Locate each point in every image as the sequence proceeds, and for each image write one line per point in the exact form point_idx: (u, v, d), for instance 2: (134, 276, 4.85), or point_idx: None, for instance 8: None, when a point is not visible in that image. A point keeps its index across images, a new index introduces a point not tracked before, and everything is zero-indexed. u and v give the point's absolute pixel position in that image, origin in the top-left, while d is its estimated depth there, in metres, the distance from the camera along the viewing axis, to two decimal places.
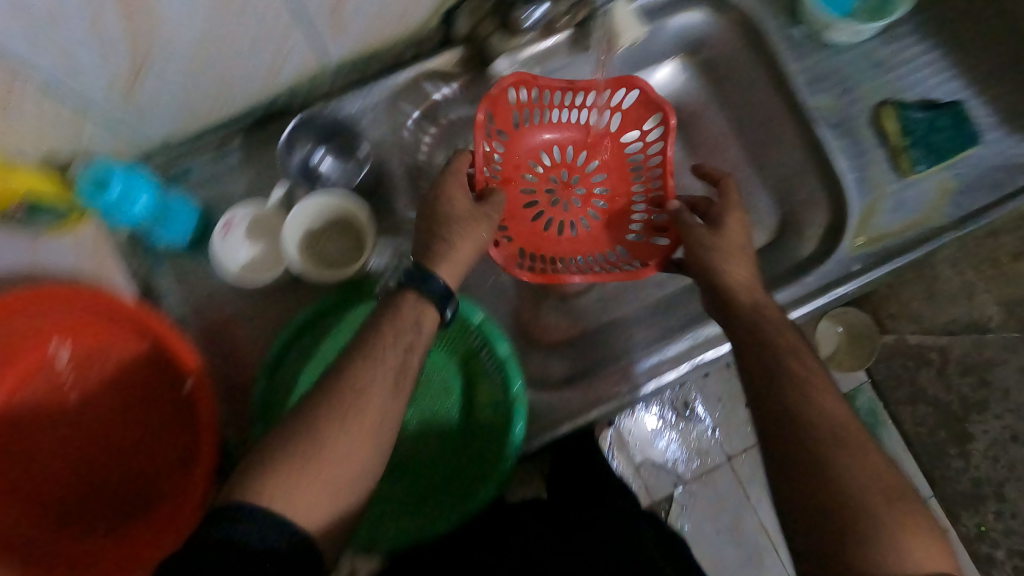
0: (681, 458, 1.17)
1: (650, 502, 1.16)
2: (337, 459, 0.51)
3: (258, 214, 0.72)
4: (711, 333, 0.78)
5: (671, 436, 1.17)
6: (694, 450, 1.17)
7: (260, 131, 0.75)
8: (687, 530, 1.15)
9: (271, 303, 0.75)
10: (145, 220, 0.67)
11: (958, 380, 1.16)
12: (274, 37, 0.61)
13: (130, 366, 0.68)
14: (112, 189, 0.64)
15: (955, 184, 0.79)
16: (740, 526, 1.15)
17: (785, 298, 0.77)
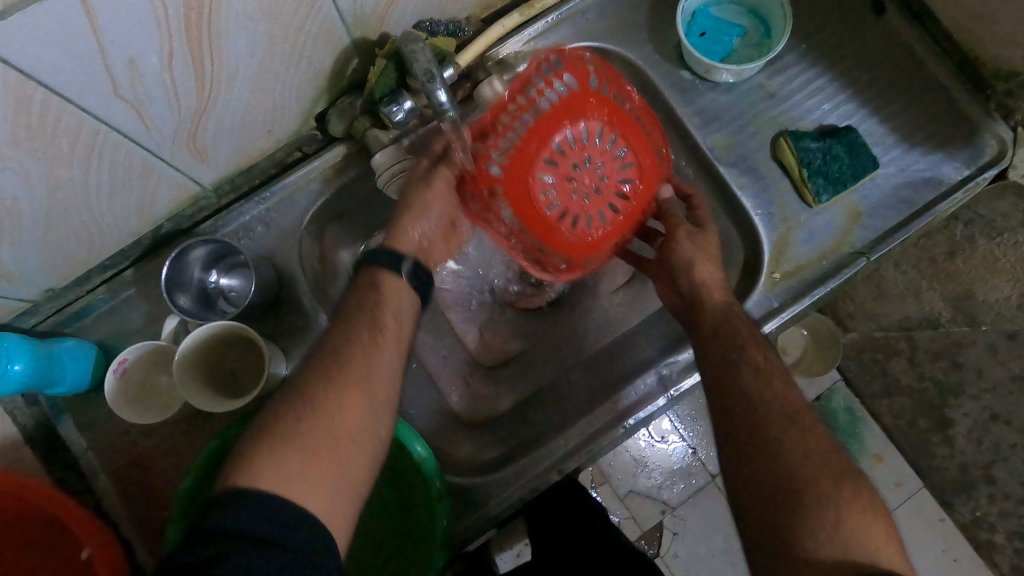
0: (664, 484, 1.14)
1: (641, 533, 1.14)
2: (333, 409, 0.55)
3: (152, 349, 0.69)
4: (638, 392, 0.73)
5: (651, 464, 1.16)
6: (676, 474, 1.15)
7: (148, 261, 0.73)
8: (680, 557, 1.12)
9: (180, 433, 0.71)
10: (28, 382, 0.63)
11: (929, 366, 1.11)
12: (132, 184, 0.63)
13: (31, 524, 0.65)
14: None
15: (864, 207, 0.78)
16: (731, 550, 1.12)
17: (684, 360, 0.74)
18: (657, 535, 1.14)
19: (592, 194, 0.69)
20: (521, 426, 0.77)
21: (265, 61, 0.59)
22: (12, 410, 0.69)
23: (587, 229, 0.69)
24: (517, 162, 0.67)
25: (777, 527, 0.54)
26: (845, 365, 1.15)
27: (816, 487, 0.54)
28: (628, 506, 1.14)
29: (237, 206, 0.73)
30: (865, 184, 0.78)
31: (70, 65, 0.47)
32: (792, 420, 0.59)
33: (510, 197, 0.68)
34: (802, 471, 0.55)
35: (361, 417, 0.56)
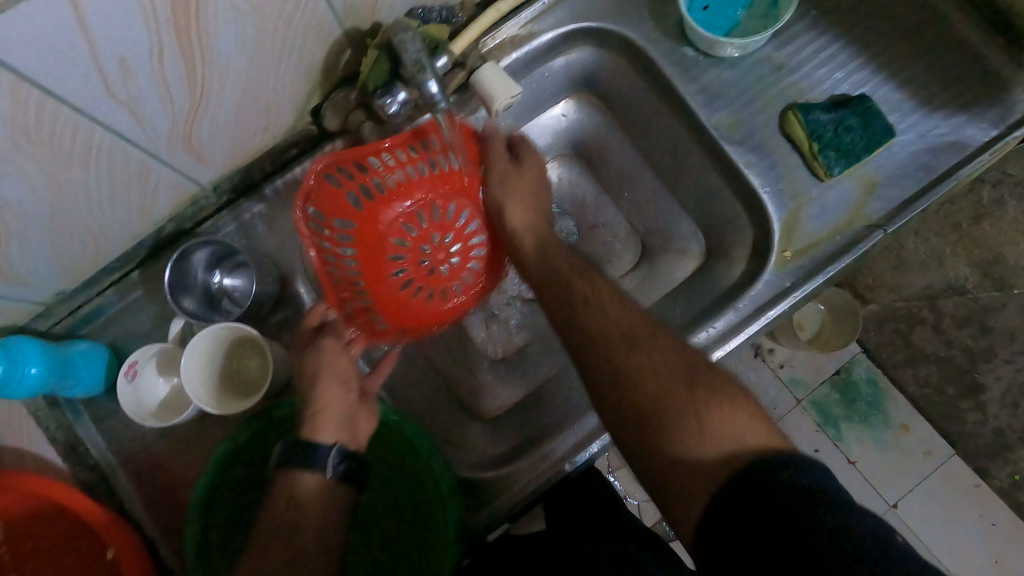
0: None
1: (660, 515, 1.13)
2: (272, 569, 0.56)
3: (161, 351, 0.70)
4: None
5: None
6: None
7: (154, 262, 0.74)
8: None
9: (194, 434, 0.73)
10: (45, 385, 0.65)
11: (957, 333, 1.08)
12: (132, 184, 0.63)
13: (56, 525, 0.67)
14: None
15: (880, 177, 0.74)
16: None
17: (706, 338, 0.72)
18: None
19: (454, 258, 0.76)
20: (530, 416, 0.77)
21: (256, 55, 0.59)
22: (34, 411, 0.71)
23: (461, 290, 0.76)
24: (366, 232, 0.74)
25: (647, 433, 0.54)
26: (866, 337, 1.13)
27: (665, 410, 0.54)
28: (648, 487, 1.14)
29: (237, 206, 0.74)
30: (880, 153, 0.74)
31: (60, 66, 0.47)
32: (632, 343, 0.59)
33: (369, 278, 0.74)
34: (650, 389, 0.55)
35: (333, 526, 0.60)
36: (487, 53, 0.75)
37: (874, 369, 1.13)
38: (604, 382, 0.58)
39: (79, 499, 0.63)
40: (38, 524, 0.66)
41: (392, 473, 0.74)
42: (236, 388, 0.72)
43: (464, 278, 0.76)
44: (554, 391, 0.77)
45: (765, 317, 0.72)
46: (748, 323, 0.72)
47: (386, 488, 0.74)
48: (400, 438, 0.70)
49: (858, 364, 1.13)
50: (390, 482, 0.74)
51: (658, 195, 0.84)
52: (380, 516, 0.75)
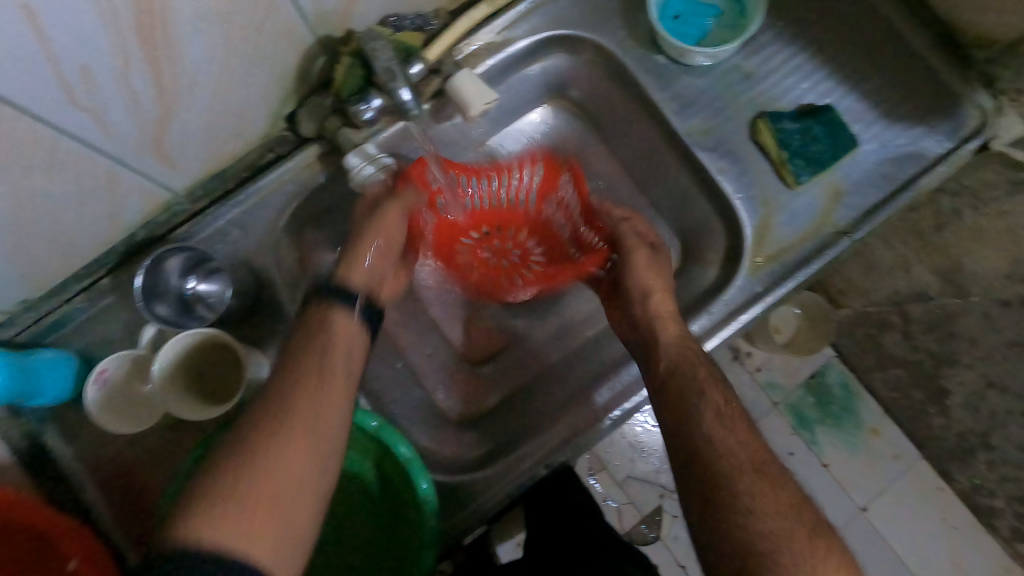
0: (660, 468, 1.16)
1: (639, 517, 1.15)
2: (274, 467, 0.52)
3: (132, 358, 0.69)
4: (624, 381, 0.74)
5: (648, 448, 1.17)
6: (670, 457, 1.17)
7: (126, 269, 0.73)
8: (681, 538, 1.14)
9: (167, 442, 0.72)
10: (8, 394, 0.63)
11: (923, 337, 1.11)
12: (99, 194, 0.62)
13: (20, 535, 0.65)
14: None
15: (846, 185, 0.77)
16: None
17: (698, 329, 0.74)
18: (656, 519, 1.15)
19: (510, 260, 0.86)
20: (508, 422, 0.77)
21: (227, 62, 0.58)
22: None
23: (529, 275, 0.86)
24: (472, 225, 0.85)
25: (708, 501, 0.57)
26: (840, 342, 1.26)
27: (732, 482, 0.56)
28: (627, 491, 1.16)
29: (210, 212, 0.73)
30: (845, 161, 0.77)
31: (23, 77, 0.46)
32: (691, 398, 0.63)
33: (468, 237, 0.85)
34: (727, 473, 0.57)
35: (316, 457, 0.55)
36: (463, 59, 0.75)
37: (846, 373, 1.27)
38: (675, 449, 0.61)
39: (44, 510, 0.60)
40: None
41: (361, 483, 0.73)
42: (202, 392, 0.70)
43: (524, 271, 0.86)
44: (533, 398, 0.78)
45: (737, 322, 0.73)
46: (721, 327, 0.73)
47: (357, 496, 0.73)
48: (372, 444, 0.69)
49: (832, 368, 1.27)
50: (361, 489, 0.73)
51: (634, 200, 0.86)
52: (354, 525, 0.73)
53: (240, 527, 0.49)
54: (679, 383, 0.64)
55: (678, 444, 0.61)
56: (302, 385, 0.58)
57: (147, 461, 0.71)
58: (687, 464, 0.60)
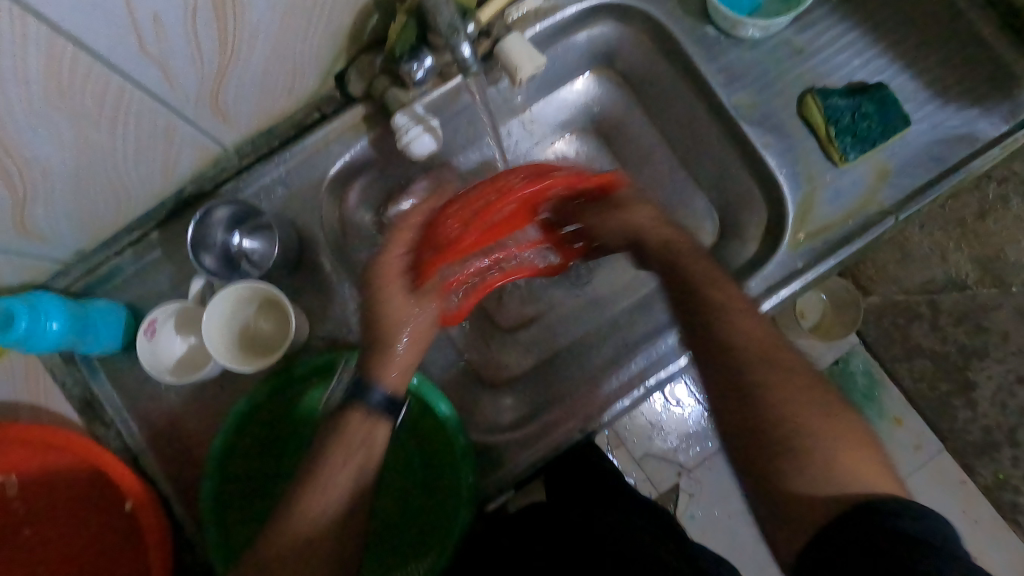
0: (679, 447, 1.16)
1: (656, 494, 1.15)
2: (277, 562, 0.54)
3: (180, 310, 0.71)
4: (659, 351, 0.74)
5: (666, 427, 1.17)
6: (692, 437, 1.17)
7: (174, 222, 0.73)
8: (698, 518, 1.15)
9: (209, 393, 0.73)
10: (66, 340, 0.64)
11: (953, 330, 1.10)
12: (156, 145, 0.63)
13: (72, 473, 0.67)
14: (18, 325, 0.60)
15: (893, 165, 0.76)
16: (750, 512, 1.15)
17: (757, 288, 0.74)
18: (674, 496, 1.15)
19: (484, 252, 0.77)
20: (539, 387, 0.78)
21: (286, 15, 0.59)
22: (51, 367, 0.72)
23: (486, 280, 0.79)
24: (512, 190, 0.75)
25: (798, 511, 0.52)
26: (865, 329, 1.13)
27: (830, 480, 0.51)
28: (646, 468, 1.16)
29: (257, 167, 0.74)
30: (894, 142, 0.76)
31: (97, 20, 0.47)
32: (769, 359, 0.58)
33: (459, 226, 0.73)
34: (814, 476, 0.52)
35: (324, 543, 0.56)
36: (513, 23, 0.75)
37: (871, 363, 1.13)
38: (762, 458, 0.55)
39: (94, 446, 0.63)
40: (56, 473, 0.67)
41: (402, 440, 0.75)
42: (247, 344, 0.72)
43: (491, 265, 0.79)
44: (565, 367, 0.79)
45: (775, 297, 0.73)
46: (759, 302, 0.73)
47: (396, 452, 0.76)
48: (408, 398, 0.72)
49: (856, 356, 1.13)
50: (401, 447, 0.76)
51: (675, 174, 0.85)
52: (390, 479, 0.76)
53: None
54: (752, 351, 0.58)
55: (746, 426, 0.56)
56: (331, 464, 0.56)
57: (190, 411, 0.73)
58: (759, 461, 0.55)
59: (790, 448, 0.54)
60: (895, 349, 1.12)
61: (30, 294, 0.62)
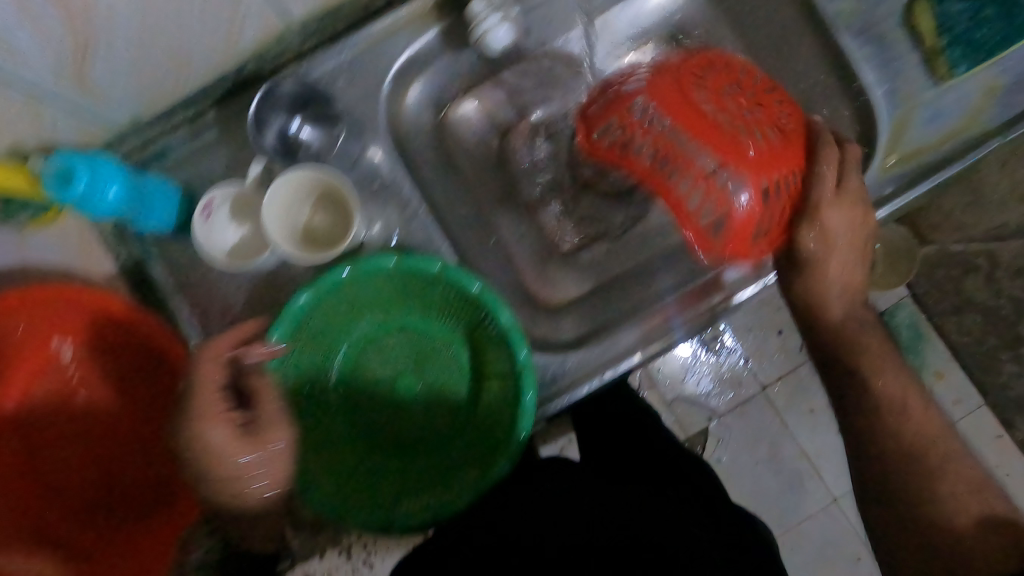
0: (708, 393, 1.16)
1: (686, 437, 1.15)
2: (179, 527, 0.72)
3: (237, 193, 0.69)
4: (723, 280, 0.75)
5: (700, 370, 1.15)
6: (723, 383, 1.16)
7: (231, 104, 0.71)
8: (723, 462, 1.14)
9: (265, 284, 0.73)
10: (122, 204, 0.62)
11: (1009, 284, 1.04)
12: (222, 6, 0.59)
13: (125, 341, 0.70)
14: (79, 186, 0.58)
15: (1003, 83, 0.70)
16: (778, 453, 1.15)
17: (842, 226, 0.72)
18: (702, 438, 1.15)
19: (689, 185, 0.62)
20: (595, 309, 0.78)
21: None
22: (103, 239, 0.70)
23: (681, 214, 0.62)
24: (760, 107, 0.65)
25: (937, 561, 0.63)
26: (915, 281, 1.10)
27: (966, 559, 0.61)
28: (677, 411, 1.15)
29: (318, 55, 0.70)
30: (1007, 57, 0.70)
31: None
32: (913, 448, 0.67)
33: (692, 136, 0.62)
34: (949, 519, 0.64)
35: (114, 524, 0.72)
36: None
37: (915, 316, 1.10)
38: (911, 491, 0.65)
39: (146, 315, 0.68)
40: (113, 341, 0.70)
41: (441, 346, 0.76)
42: (313, 242, 0.71)
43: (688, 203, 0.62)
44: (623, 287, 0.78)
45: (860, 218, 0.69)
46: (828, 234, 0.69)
47: (430, 358, 0.76)
48: (459, 296, 0.72)
49: (902, 309, 1.10)
50: (442, 351, 0.76)
51: None
52: (427, 392, 0.76)
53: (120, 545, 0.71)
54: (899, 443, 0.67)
55: (881, 478, 0.67)
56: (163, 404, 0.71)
57: (246, 303, 0.72)
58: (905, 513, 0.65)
59: (919, 489, 0.65)
60: (945, 302, 1.08)
61: (90, 153, 0.60)
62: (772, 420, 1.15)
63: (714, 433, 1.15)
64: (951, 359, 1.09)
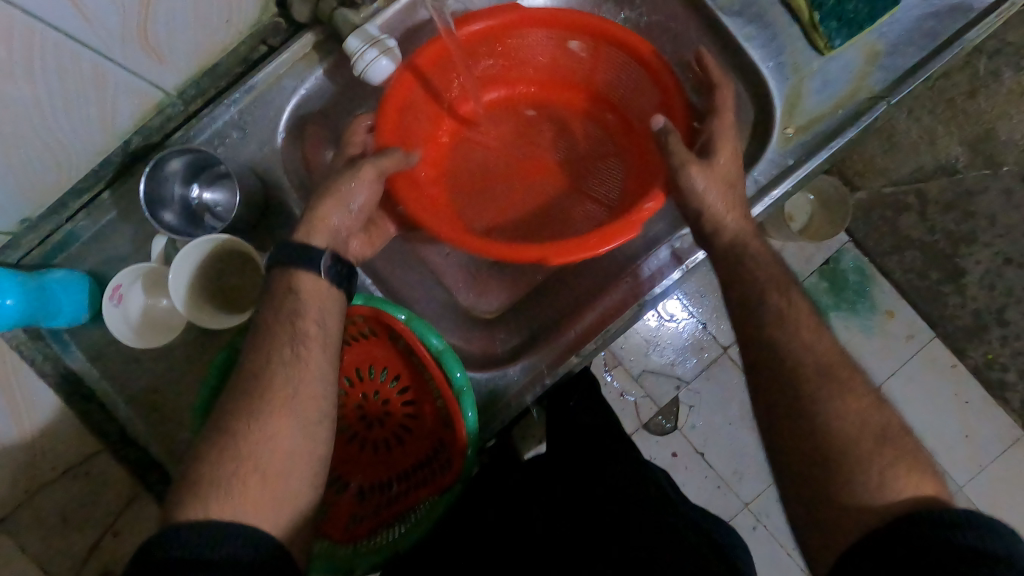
0: (676, 360, 1.04)
1: (656, 410, 1.03)
2: (258, 436, 0.50)
3: (146, 271, 0.67)
4: (620, 297, 0.72)
5: (662, 342, 1.05)
6: (688, 349, 1.05)
7: (126, 180, 0.69)
8: (699, 428, 1.03)
9: (187, 355, 0.70)
10: (25, 316, 0.62)
11: (940, 217, 1.06)
12: (87, 94, 0.57)
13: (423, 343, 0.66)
14: None
15: (882, 46, 0.72)
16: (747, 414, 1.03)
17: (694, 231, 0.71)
18: (674, 409, 1.04)
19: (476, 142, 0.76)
20: (533, 313, 0.77)
21: None
22: (16, 345, 0.67)
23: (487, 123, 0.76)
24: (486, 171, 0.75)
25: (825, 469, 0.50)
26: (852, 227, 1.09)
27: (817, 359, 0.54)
28: (644, 386, 1.04)
29: (206, 113, 0.68)
30: (884, 21, 0.72)
31: None
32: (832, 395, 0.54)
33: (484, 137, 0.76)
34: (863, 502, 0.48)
35: (298, 434, 0.52)
36: None
37: (861, 258, 1.08)
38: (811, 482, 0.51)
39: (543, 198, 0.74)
40: None
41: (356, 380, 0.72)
42: (230, 306, 0.68)
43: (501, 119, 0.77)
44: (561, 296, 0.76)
45: (793, 178, 0.70)
46: (756, 203, 0.70)
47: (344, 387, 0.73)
48: (385, 329, 0.68)
49: (846, 254, 1.08)
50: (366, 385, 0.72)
51: None
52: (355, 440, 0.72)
53: (290, 450, 0.51)
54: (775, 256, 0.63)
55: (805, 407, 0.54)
56: (283, 353, 0.54)
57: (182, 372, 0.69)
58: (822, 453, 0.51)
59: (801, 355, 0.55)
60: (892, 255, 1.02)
61: None
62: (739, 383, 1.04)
63: (683, 405, 1.04)
64: (897, 296, 1.08)
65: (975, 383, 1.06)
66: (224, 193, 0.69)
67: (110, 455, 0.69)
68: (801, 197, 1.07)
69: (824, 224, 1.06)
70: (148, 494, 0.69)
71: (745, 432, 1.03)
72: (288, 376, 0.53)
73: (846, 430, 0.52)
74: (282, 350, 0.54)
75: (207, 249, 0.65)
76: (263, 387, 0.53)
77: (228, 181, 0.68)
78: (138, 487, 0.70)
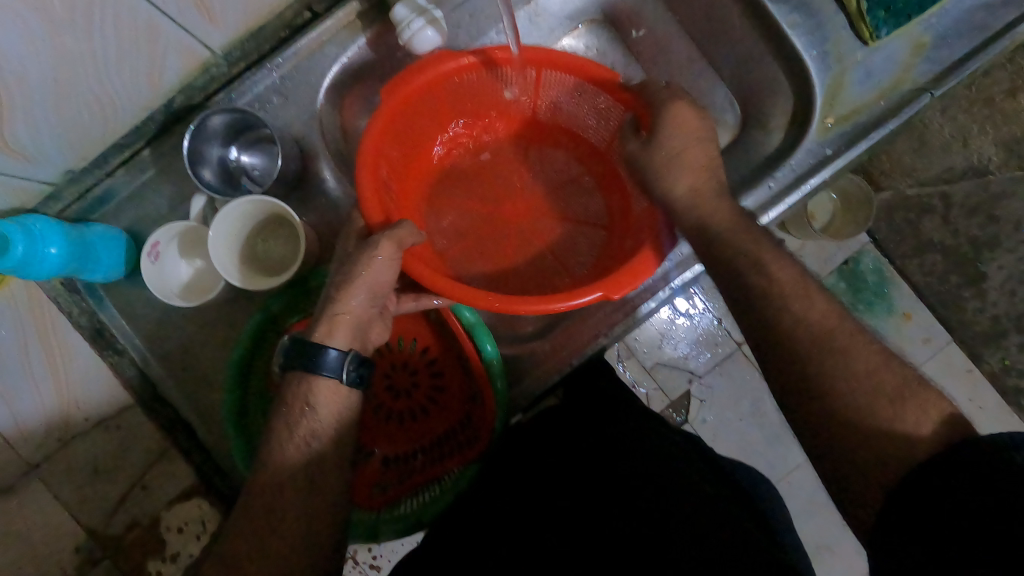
0: (690, 353, 1.04)
1: (668, 403, 1.04)
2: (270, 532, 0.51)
3: (183, 230, 0.67)
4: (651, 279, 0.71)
5: (676, 334, 1.04)
6: (701, 344, 1.04)
7: (166, 138, 0.69)
8: (709, 422, 1.03)
9: (218, 317, 0.70)
10: (66, 266, 0.63)
11: (964, 223, 1.05)
12: (139, 48, 0.57)
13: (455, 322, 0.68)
14: (15, 250, 0.59)
15: (929, 38, 0.71)
16: (760, 409, 1.03)
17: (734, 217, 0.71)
18: (685, 402, 1.04)
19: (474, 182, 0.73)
20: None
21: None
22: (54, 297, 0.69)
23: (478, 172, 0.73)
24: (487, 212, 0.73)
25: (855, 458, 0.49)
26: (874, 227, 1.08)
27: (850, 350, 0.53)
28: (656, 377, 1.04)
29: (248, 76, 0.69)
30: (933, 12, 0.71)
31: None
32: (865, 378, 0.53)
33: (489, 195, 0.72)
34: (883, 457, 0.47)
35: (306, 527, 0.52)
36: None
37: (881, 259, 1.08)
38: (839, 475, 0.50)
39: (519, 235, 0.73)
40: None
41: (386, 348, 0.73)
42: (266, 269, 0.69)
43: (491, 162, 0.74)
44: None
45: (828, 170, 0.71)
46: (790, 192, 0.71)
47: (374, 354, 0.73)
48: None
49: (865, 254, 1.08)
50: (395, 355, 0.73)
51: (691, 63, 0.83)
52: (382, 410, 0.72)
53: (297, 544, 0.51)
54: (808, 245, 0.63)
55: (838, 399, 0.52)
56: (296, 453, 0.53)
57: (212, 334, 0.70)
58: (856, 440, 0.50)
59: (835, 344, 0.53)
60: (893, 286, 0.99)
61: (30, 217, 0.61)
62: (752, 378, 1.04)
63: (695, 398, 1.04)
64: (916, 298, 1.07)
65: (991, 389, 1.06)
66: (263, 156, 0.70)
67: (139, 411, 0.70)
68: (823, 197, 1.06)
69: (843, 224, 1.06)
70: (174, 452, 0.70)
71: (758, 429, 1.03)
72: (297, 472, 0.52)
73: (882, 385, 0.49)
74: (299, 450, 0.53)
75: (245, 212, 0.66)
76: (277, 483, 0.52)
77: (269, 145, 0.70)
78: (164, 445, 0.70)
